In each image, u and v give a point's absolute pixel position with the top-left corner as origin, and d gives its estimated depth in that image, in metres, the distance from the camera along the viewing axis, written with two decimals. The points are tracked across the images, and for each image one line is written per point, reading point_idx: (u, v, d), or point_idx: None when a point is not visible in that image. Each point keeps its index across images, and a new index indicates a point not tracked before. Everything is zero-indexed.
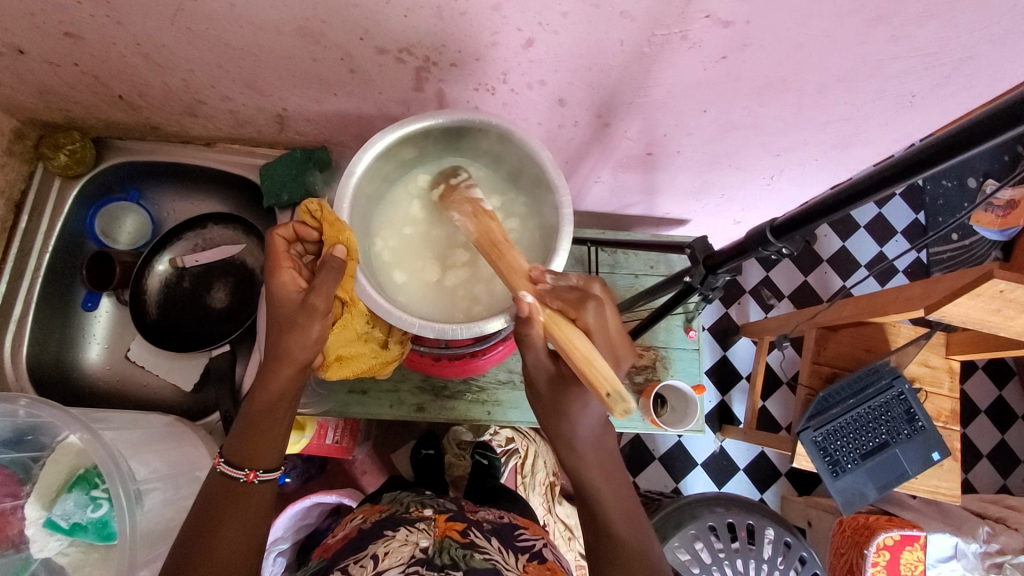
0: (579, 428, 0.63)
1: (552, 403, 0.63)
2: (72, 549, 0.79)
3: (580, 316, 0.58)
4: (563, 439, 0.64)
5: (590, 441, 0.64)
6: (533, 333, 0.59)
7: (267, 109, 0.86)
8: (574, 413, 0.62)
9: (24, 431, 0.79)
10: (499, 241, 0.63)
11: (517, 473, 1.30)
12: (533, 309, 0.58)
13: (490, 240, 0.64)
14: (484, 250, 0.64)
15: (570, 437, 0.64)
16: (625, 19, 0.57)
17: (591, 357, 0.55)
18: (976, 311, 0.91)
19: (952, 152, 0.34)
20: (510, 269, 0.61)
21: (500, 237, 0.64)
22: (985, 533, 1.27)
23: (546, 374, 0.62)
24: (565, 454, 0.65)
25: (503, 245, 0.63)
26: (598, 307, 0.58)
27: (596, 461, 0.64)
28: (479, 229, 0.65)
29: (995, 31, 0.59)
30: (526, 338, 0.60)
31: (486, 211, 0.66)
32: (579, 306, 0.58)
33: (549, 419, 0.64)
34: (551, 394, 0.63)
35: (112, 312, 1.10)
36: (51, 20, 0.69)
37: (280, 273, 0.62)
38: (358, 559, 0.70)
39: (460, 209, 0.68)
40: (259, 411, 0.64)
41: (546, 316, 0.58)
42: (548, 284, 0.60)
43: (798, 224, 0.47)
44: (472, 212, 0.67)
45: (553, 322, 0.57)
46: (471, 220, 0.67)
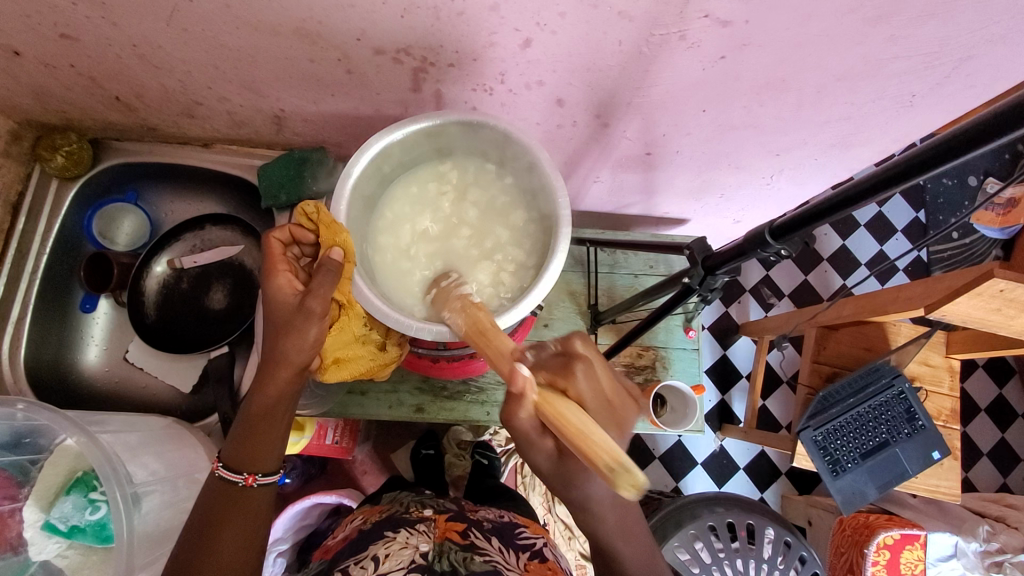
0: (592, 494, 0.61)
1: (560, 477, 0.61)
2: (71, 552, 0.79)
3: (570, 385, 0.55)
4: (576, 504, 0.62)
5: (605, 500, 0.62)
6: (523, 413, 0.56)
7: (264, 109, 0.86)
8: (585, 480, 0.60)
9: (22, 433, 0.79)
10: (487, 329, 0.59)
11: (516, 473, 1.32)
12: (527, 384, 0.54)
13: (479, 328, 0.59)
14: (472, 340, 0.60)
15: (584, 501, 0.61)
16: (623, 19, 0.57)
17: (587, 429, 0.51)
18: (976, 310, 0.91)
19: (954, 154, 0.34)
20: (496, 354, 0.57)
21: (488, 326, 0.59)
22: (984, 533, 1.28)
23: (547, 455, 0.60)
24: (578, 510, 0.63)
25: (491, 332, 0.59)
26: (586, 371, 0.56)
27: (612, 516, 0.62)
28: (469, 323, 0.60)
29: (995, 31, 0.59)
30: (517, 417, 0.56)
31: (476, 304, 0.62)
32: (567, 375, 0.55)
33: (559, 488, 0.62)
34: (558, 471, 0.60)
35: (110, 314, 1.09)
36: (46, 22, 0.69)
37: (276, 276, 0.62)
38: (359, 560, 0.70)
39: (451, 307, 0.64)
40: (257, 415, 0.63)
41: (538, 392, 0.54)
42: (530, 360, 0.58)
43: (798, 226, 0.47)
44: (461, 306, 0.62)
45: (547, 399, 0.54)
46: (459, 316, 0.62)
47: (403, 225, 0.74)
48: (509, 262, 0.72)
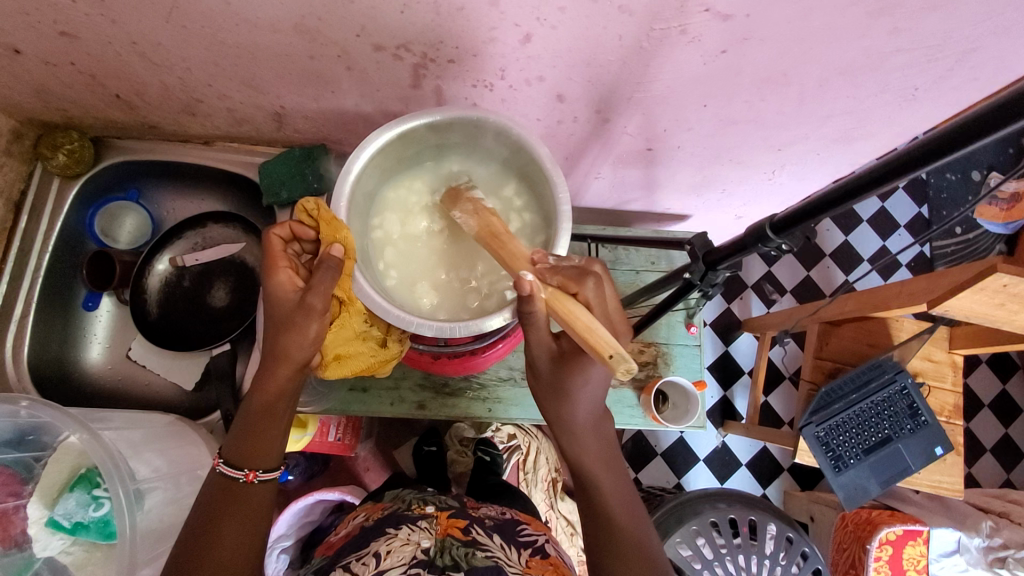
0: (578, 412, 0.63)
1: (552, 385, 0.62)
2: (75, 548, 0.80)
3: (580, 291, 0.55)
4: (562, 423, 0.64)
5: (588, 423, 0.64)
6: (535, 311, 0.56)
7: (264, 107, 0.86)
8: (575, 394, 0.62)
9: (25, 430, 0.79)
10: (499, 233, 0.62)
11: (520, 470, 1.31)
12: (534, 286, 0.55)
13: (491, 232, 0.62)
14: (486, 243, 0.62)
15: (569, 423, 0.64)
16: (623, 13, 0.57)
17: (592, 325, 0.51)
18: (979, 305, 0.91)
19: (954, 146, 0.34)
20: (511, 256, 0.59)
21: (501, 230, 0.62)
22: (988, 527, 1.26)
23: (548, 356, 0.61)
24: (564, 440, 0.66)
25: (504, 236, 0.61)
26: (598, 283, 0.56)
27: (595, 449, 0.65)
28: (481, 224, 0.63)
29: (998, 22, 0.58)
30: (530, 318, 0.57)
31: (488, 209, 0.65)
32: (578, 281, 0.56)
33: (549, 404, 0.65)
34: (552, 376, 0.62)
35: (113, 311, 1.10)
36: (46, 20, 0.69)
37: (277, 273, 0.62)
38: (361, 556, 0.71)
39: (463, 209, 0.66)
40: (258, 411, 0.64)
41: (547, 293, 0.55)
42: (549, 263, 0.58)
43: (799, 220, 0.47)
44: (473, 210, 0.65)
45: (555, 299, 0.54)
46: (473, 218, 0.65)
47: (414, 198, 0.74)
48: None
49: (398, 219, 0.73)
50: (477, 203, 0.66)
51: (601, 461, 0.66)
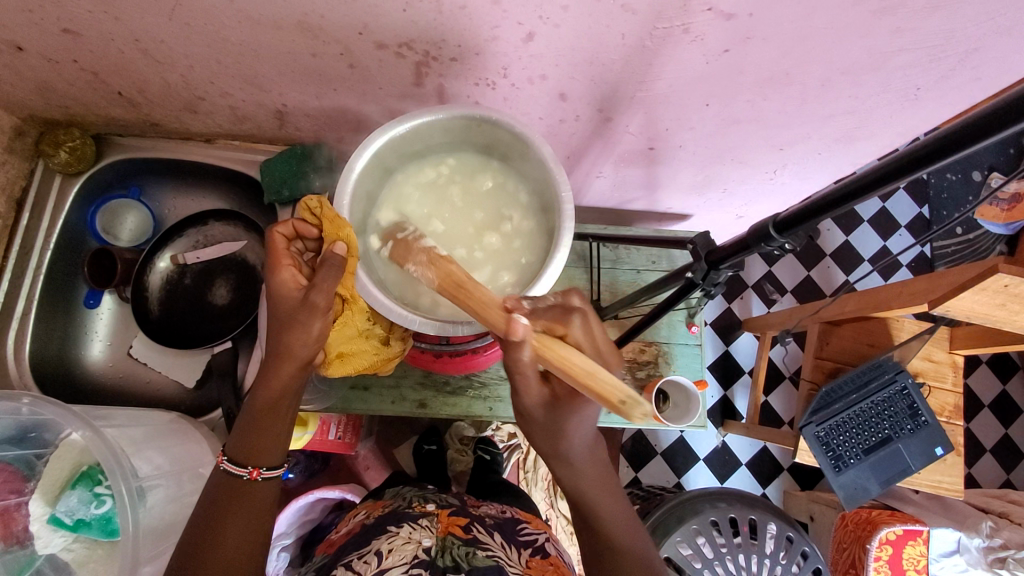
0: (574, 445, 0.61)
1: (550, 427, 0.60)
2: (77, 545, 0.79)
3: (568, 332, 0.54)
4: (557, 455, 0.62)
5: (585, 453, 0.63)
6: (523, 358, 0.54)
7: (267, 105, 0.86)
8: (571, 431, 0.60)
9: (27, 428, 0.80)
10: (462, 282, 0.57)
11: (521, 469, 1.32)
12: (528, 331, 0.52)
13: (453, 281, 0.57)
14: (447, 292, 0.57)
15: (566, 455, 0.62)
16: (627, 11, 0.57)
17: (593, 370, 0.50)
18: (980, 305, 0.91)
19: (959, 146, 0.34)
20: (482, 308, 0.54)
21: (464, 278, 0.57)
22: (988, 528, 1.26)
23: (540, 400, 0.59)
24: (562, 472, 0.64)
25: (470, 286, 0.56)
26: (584, 319, 0.55)
27: (593, 476, 0.64)
28: (439, 275, 0.58)
29: (1001, 22, 0.58)
30: (517, 364, 0.55)
31: (443, 256, 0.59)
32: (565, 321, 0.54)
33: (543, 441, 0.62)
34: (548, 419, 0.60)
35: (114, 309, 1.10)
36: (49, 17, 0.69)
37: (280, 270, 0.62)
38: (362, 554, 0.71)
39: (416, 261, 0.61)
40: (261, 409, 0.64)
41: (538, 340, 0.53)
42: (527, 307, 0.56)
43: (802, 220, 0.47)
44: (427, 260, 0.60)
45: (545, 345, 0.52)
46: (428, 269, 0.59)
47: (415, 194, 0.74)
48: (509, 255, 0.73)
49: (410, 195, 0.74)
50: (430, 253, 0.60)
51: (601, 487, 0.65)
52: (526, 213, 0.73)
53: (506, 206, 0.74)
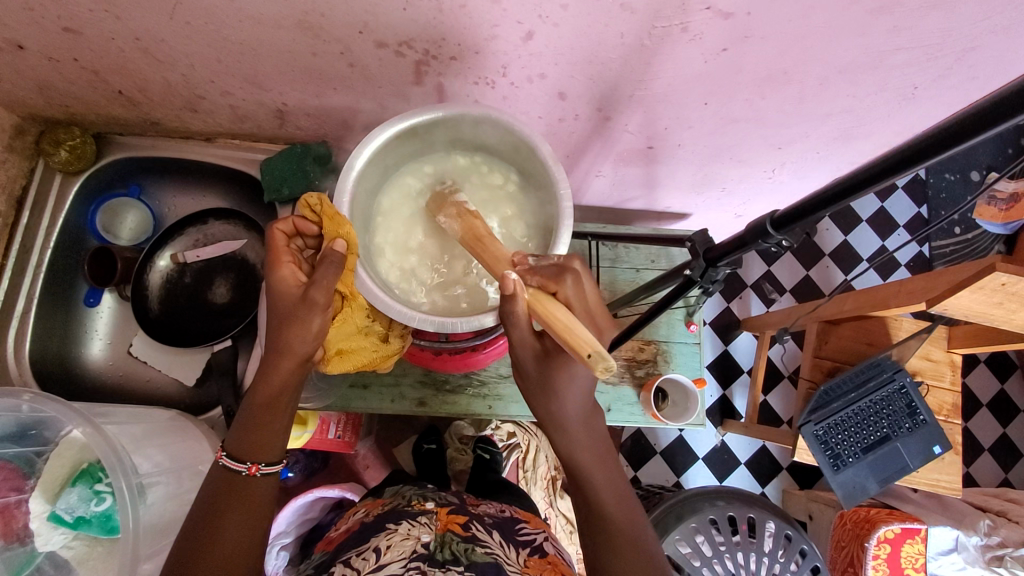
0: (568, 407, 0.61)
1: (541, 384, 0.61)
2: (77, 543, 0.80)
3: (560, 289, 0.56)
4: (552, 421, 0.62)
5: (580, 421, 0.63)
6: (517, 310, 0.57)
7: (267, 103, 0.86)
8: (562, 390, 0.60)
9: (28, 425, 0.80)
10: (482, 236, 0.63)
11: (519, 468, 1.32)
12: (517, 285, 0.56)
13: (474, 235, 0.63)
14: (470, 246, 0.63)
15: (559, 418, 0.62)
16: (626, 11, 0.57)
17: (570, 324, 0.52)
18: (978, 304, 0.91)
19: (955, 141, 0.34)
20: (493, 259, 0.60)
21: (484, 233, 0.63)
22: (986, 526, 1.27)
23: (532, 355, 0.60)
24: (556, 437, 0.64)
25: (486, 240, 0.62)
26: (576, 280, 0.57)
27: (587, 444, 0.63)
28: (465, 228, 0.65)
29: (997, 22, 0.59)
30: (510, 316, 0.58)
31: (471, 212, 0.66)
32: (557, 279, 0.56)
33: (537, 401, 0.62)
34: (540, 375, 0.61)
35: (114, 307, 1.10)
36: (50, 15, 0.69)
37: (280, 267, 0.62)
38: (361, 551, 0.71)
39: (446, 214, 0.68)
40: (260, 405, 0.64)
41: (529, 295, 0.56)
42: (529, 265, 0.59)
43: (799, 216, 0.47)
44: (456, 214, 0.67)
45: (536, 299, 0.55)
46: (457, 222, 0.66)
47: (418, 189, 0.74)
48: (511, 251, 0.73)
49: (431, 176, 0.75)
50: (460, 208, 0.67)
51: (596, 458, 0.64)
52: (534, 232, 0.73)
53: (516, 218, 0.74)
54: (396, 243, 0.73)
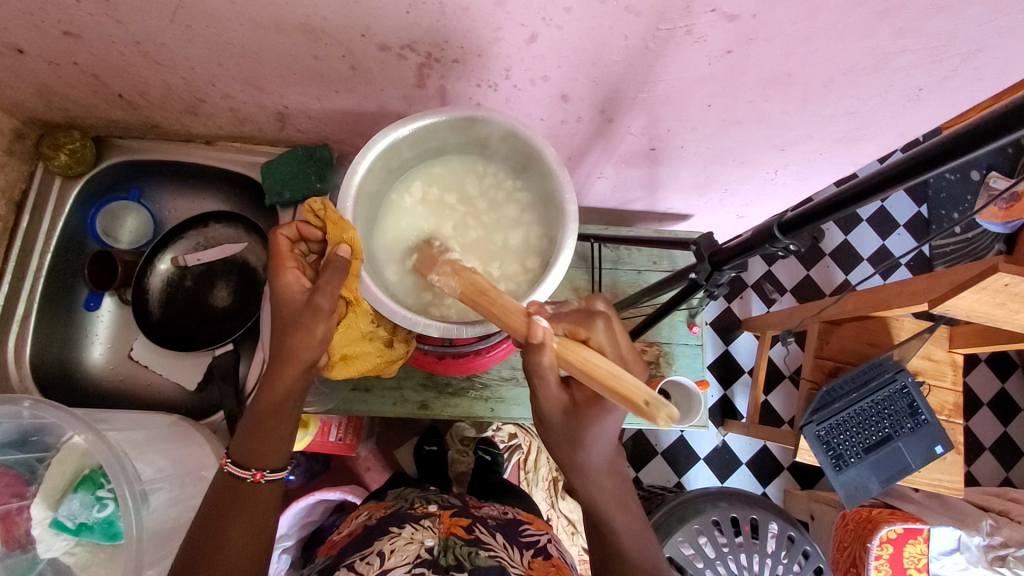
0: (593, 457, 0.61)
1: (567, 434, 0.60)
2: (78, 549, 0.79)
3: (591, 335, 0.56)
4: (575, 468, 0.62)
5: (603, 468, 0.62)
6: (543, 362, 0.55)
7: (268, 106, 0.86)
8: (590, 441, 0.59)
9: (29, 431, 0.79)
10: (484, 289, 0.59)
11: (521, 468, 1.32)
12: (547, 334, 0.54)
13: (476, 289, 0.59)
14: (471, 300, 0.59)
15: (583, 467, 0.62)
16: (630, 12, 0.57)
17: (615, 370, 0.50)
18: (980, 304, 0.91)
19: (963, 149, 0.34)
20: (507, 314, 0.56)
21: (488, 287, 0.59)
22: (988, 526, 1.28)
23: (560, 408, 0.59)
24: (578, 482, 0.63)
25: (493, 292, 0.58)
26: (607, 323, 0.58)
27: (610, 488, 0.64)
28: (464, 284, 0.60)
29: (1003, 24, 0.58)
30: (537, 369, 0.55)
31: (468, 267, 0.62)
32: (588, 325, 0.56)
33: (562, 450, 0.62)
34: (567, 427, 0.60)
35: (115, 311, 1.09)
36: (49, 19, 0.68)
37: (284, 273, 0.62)
38: (365, 555, 0.71)
39: (440, 271, 0.64)
40: (265, 412, 0.63)
41: (559, 342, 0.54)
42: (550, 312, 0.58)
43: (807, 221, 0.46)
44: (452, 271, 0.63)
45: (567, 348, 0.53)
46: (452, 278, 0.63)
47: (430, 186, 0.74)
48: (516, 255, 0.73)
49: (515, 217, 0.74)
50: (454, 265, 0.63)
51: (616, 499, 0.64)
52: (531, 262, 0.72)
53: (519, 243, 0.73)
54: (515, 201, 0.74)
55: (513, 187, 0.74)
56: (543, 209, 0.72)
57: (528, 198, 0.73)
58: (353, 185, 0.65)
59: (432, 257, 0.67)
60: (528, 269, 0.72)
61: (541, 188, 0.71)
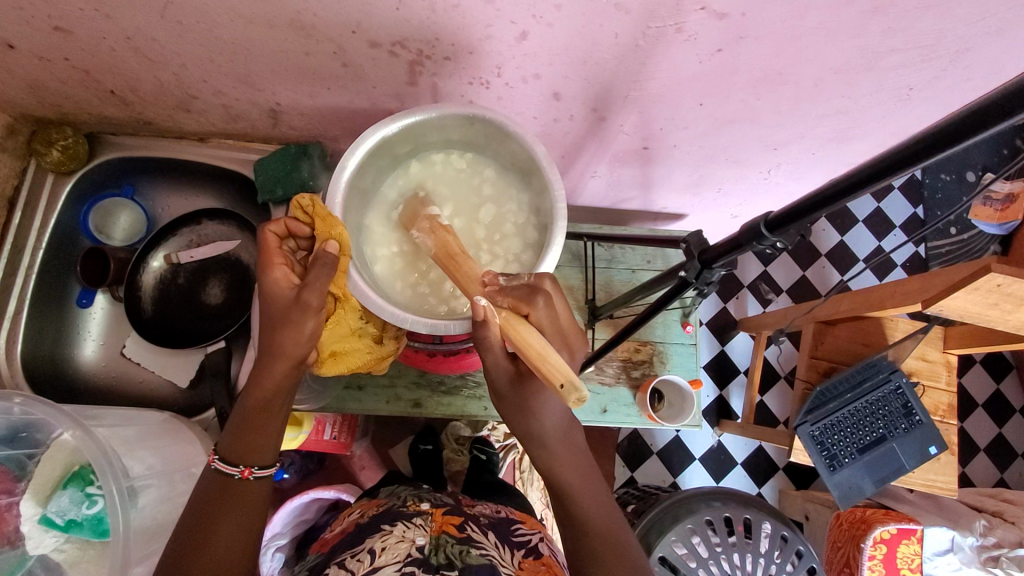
0: (546, 423, 0.62)
1: (515, 403, 0.61)
2: (68, 545, 0.79)
3: (531, 311, 0.57)
4: (535, 439, 0.63)
5: (559, 434, 0.63)
6: (491, 335, 0.57)
7: (260, 103, 0.86)
8: (538, 408, 0.61)
9: (18, 427, 0.79)
10: (455, 253, 0.61)
11: (516, 469, 1.33)
12: (488, 311, 0.56)
13: (447, 250, 0.62)
14: (442, 263, 0.62)
15: (540, 436, 0.62)
16: (619, 10, 0.57)
17: (545, 351, 0.52)
18: (974, 304, 0.91)
19: (948, 143, 0.33)
20: (462, 278, 0.59)
21: (457, 249, 0.62)
22: (982, 526, 1.28)
23: (507, 377, 0.60)
24: (544, 459, 0.64)
25: (459, 257, 0.61)
26: (547, 301, 0.58)
27: (574, 463, 0.64)
28: (437, 243, 0.63)
29: (992, 23, 0.58)
30: (486, 340, 0.58)
31: (444, 225, 0.64)
32: (528, 301, 0.57)
33: (515, 420, 0.63)
34: (516, 395, 0.61)
35: (107, 308, 1.09)
36: (40, 14, 0.68)
37: (273, 269, 0.62)
38: (355, 552, 0.70)
39: (419, 227, 0.66)
40: (254, 408, 0.63)
41: (501, 318, 0.56)
42: (499, 284, 0.58)
43: (794, 218, 0.46)
44: (430, 228, 0.65)
45: (508, 323, 0.55)
46: (429, 236, 0.65)
47: (420, 185, 0.74)
48: (507, 252, 0.72)
49: (506, 215, 0.74)
50: (434, 222, 0.65)
51: (595, 491, 0.64)
52: (522, 261, 0.72)
53: (510, 242, 0.73)
54: (517, 232, 0.73)
55: (516, 228, 0.73)
56: (534, 209, 0.72)
57: (519, 196, 0.73)
58: (363, 146, 0.65)
59: (415, 210, 0.69)
60: (518, 268, 0.72)
61: (539, 204, 0.71)
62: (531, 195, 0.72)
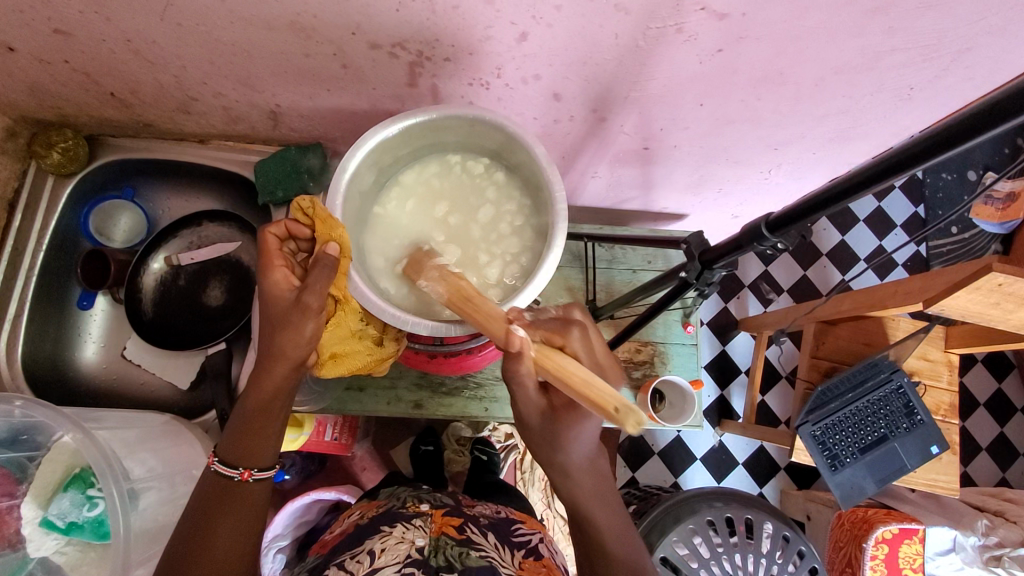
0: (572, 456, 0.61)
1: (546, 437, 0.61)
2: (69, 548, 0.79)
3: (566, 342, 0.57)
4: (557, 468, 0.63)
5: (583, 466, 0.63)
6: (521, 369, 0.57)
7: (259, 104, 0.85)
8: (569, 442, 0.60)
9: (19, 431, 0.79)
10: (470, 295, 0.59)
11: (516, 469, 1.32)
12: (524, 343, 0.56)
13: (461, 295, 0.59)
14: (455, 306, 0.59)
15: (565, 466, 0.62)
16: (619, 11, 0.57)
17: (588, 378, 0.52)
18: (975, 304, 0.91)
19: (948, 145, 0.33)
20: (487, 319, 0.57)
21: (472, 292, 0.59)
22: (983, 526, 1.26)
23: (538, 411, 0.61)
24: (560, 483, 0.64)
25: (476, 298, 0.58)
26: (582, 332, 0.58)
27: (591, 486, 0.64)
28: (450, 290, 0.60)
29: (993, 22, 0.58)
30: (516, 375, 0.58)
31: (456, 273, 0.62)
32: (563, 332, 0.57)
33: (542, 450, 0.63)
34: (545, 430, 0.61)
35: (108, 310, 1.09)
36: (39, 16, 0.68)
37: (273, 271, 0.62)
38: (355, 553, 0.70)
39: (429, 276, 0.63)
40: (254, 410, 0.63)
41: (536, 351, 0.55)
42: (527, 319, 0.59)
43: (794, 219, 0.46)
44: (440, 276, 0.62)
45: (543, 355, 0.55)
46: (439, 284, 0.62)
47: (420, 187, 0.74)
48: (507, 254, 0.73)
49: (505, 218, 0.74)
50: (444, 270, 0.63)
51: (596, 492, 0.64)
52: (522, 263, 0.72)
53: (510, 244, 0.73)
54: (516, 234, 0.73)
55: (516, 232, 0.73)
56: (533, 210, 0.72)
57: (518, 198, 0.73)
58: (363, 148, 0.65)
59: (422, 260, 0.66)
60: (517, 270, 0.72)
61: (538, 205, 0.71)
62: (531, 197, 0.72)
